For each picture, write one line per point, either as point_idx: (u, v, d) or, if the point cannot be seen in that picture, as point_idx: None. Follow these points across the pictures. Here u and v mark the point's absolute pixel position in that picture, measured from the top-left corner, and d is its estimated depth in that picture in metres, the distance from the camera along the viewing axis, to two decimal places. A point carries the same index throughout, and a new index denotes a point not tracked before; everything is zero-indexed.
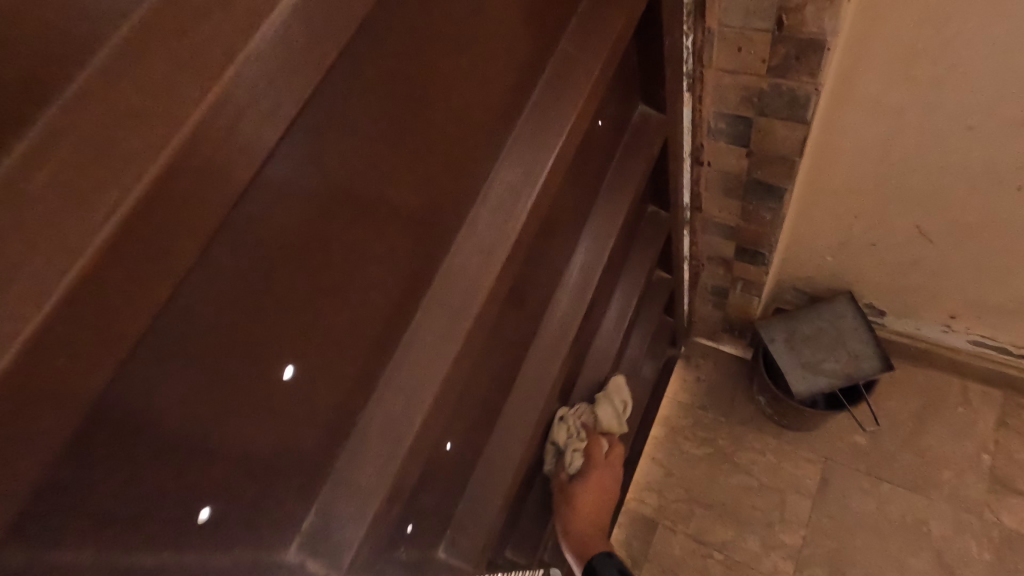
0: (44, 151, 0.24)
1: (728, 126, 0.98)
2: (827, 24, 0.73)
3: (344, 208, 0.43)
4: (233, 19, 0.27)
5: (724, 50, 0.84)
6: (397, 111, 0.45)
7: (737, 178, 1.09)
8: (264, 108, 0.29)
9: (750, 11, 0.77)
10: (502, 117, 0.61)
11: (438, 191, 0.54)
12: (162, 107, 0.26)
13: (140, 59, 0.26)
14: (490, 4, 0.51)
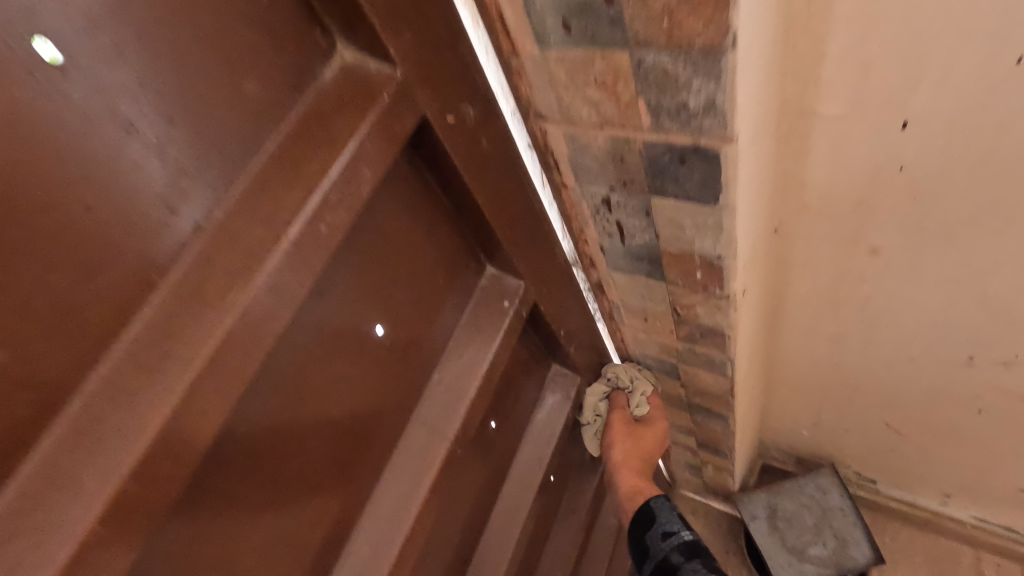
0: (126, 319, 0.31)
1: (654, 364, 0.94)
2: (720, 321, 0.70)
3: (345, 383, 0.47)
4: (273, 223, 0.35)
5: (632, 317, 0.82)
6: (360, 317, 0.47)
7: (679, 397, 1.04)
8: (270, 317, 0.35)
9: (646, 298, 0.75)
10: (450, 314, 0.59)
11: (379, 400, 0.52)
12: (206, 307, 0.33)
13: (183, 311, 0.32)
14: (419, 223, 0.51)
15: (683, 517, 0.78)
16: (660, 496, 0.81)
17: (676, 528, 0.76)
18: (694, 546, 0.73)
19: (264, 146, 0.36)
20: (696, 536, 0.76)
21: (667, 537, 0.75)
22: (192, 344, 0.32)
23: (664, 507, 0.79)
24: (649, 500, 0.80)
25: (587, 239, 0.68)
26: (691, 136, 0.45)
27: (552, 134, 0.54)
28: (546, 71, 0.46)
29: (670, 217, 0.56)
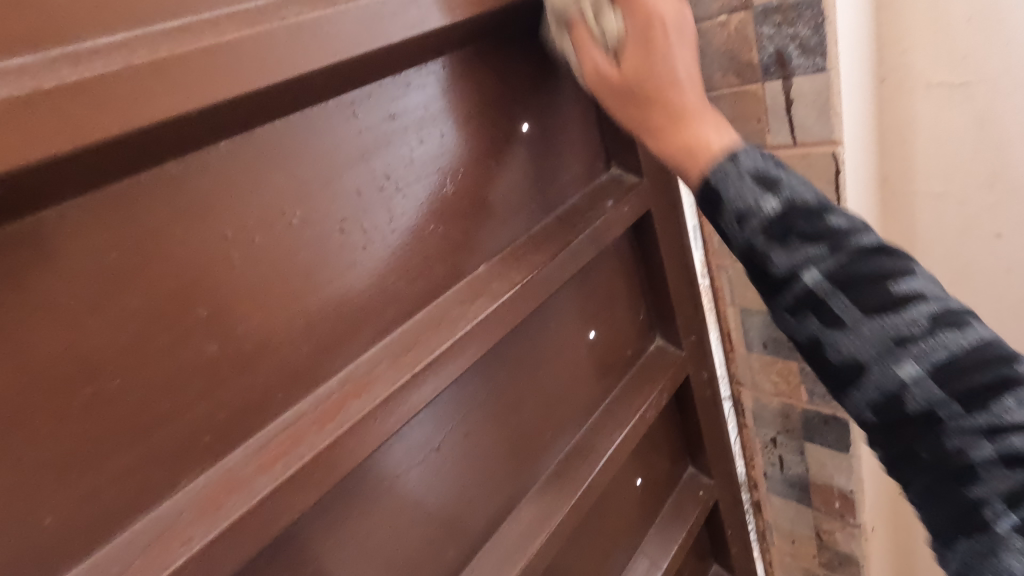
0: (532, 480, 0.71)
1: None
2: (855, 549, 0.96)
3: (597, 530, 0.83)
4: (603, 431, 0.77)
5: (781, 540, 1.09)
6: (612, 491, 0.85)
7: None
8: (602, 472, 0.74)
9: (794, 522, 1.04)
10: (652, 512, 0.94)
11: (606, 555, 0.86)
12: (569, 472, 0.73)
13: (568, 466, 0.73)
14: (650, 445, 0.91)
15: (765, 175, 0.45)
16: (742, 157, 0.47)
17: (761, 207, 0.44)
18: (784, 222, 0.44)
19: (601, 402, 0.80)
20: (790, 194, 0.44)
21: (743, 223, 0.45)
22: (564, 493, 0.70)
23: (731, 180, 0.46)
24: (709, 174, 0.47)
25: (755, 464, 1.03)
26: (832, 410, 0.84)
27: (744, 394, 0.95)
28: (749, 362, 0.90)
29: (817, 458, 0.91)
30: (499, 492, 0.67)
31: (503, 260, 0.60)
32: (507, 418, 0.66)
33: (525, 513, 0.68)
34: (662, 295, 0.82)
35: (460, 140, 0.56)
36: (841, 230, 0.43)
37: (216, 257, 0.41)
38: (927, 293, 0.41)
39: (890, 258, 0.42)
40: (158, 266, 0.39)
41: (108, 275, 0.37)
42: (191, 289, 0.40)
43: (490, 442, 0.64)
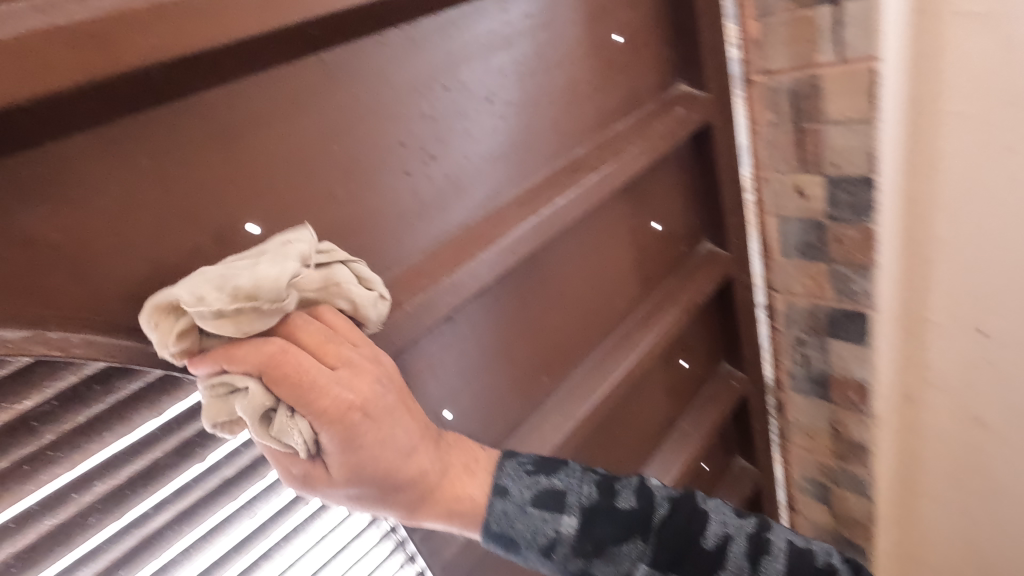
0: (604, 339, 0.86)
1: (812, 487, 1.31)
2: (866, 435, 1.12)
3: (643, 398, 1.00)
4: (659, 308, 0.92)
5: (800, 436, 1.24)
6: (658, 367, 1.01)
7: (828, 532, 1.34)
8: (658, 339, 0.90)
9: (813, 417, 1.19)
10: (689, 394, 1.10)
11: (649, 421, 1.02)
12: (632, 336, 0.88)
13: (631, 332, 0.89)
14: (692, 335, 1.06)
15: (544, 490, 0.58)
16: (509, 458, 0.60)
17: (559, 527, 0.57)
18: (590, 537, 0.57)
19: (658, 288, 0.95)
20: (577, 502, 0.58)
21: (554, 548, 0.57)
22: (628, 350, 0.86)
23: (513, 515, 0.57)
24: (490, 525, 0.56)
25: (781, 366, 1.17)
26: (856, 305, 0.97)
27: (777, 299, 1.09)
28: (784, 267, 1.04)
29: (838, 352, 1.06)
30: (579, 343, 0.82)
31: (595, 147, 0.75)
32: (586, 282, 0.81)
33: (597, 365, 0.84)
34: (713, 199, 0.96)
35: (571, 41, 0.70)
36: (631, 508, 0.59)
37: (414, 104, 0.56)
38: (730, 528, 0.60)
39: (694, 513, 0.60)
40: (381, 104, 0.53)
41: (351, 106, 0.51)
42: (398, 126, 0.55)
43: (572, 298, 0.80)
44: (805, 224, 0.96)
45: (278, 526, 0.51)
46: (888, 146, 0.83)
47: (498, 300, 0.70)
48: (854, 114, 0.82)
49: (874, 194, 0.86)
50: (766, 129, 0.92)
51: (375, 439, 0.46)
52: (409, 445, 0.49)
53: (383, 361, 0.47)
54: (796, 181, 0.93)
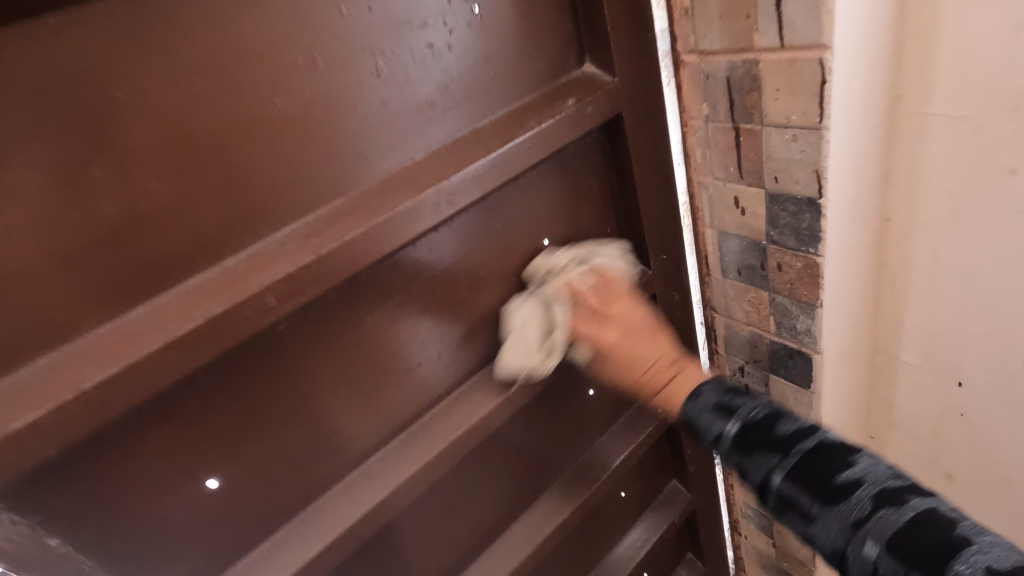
0: (469, 376, 0.73)
1: (754, 515, 1.19)
2: None
3: (538, 429, 0.87)
4: (550, 337, 0.77)
5: None
6: (560, 395, 0.88)
7: (769, 560, 1.24)
8: (541, 375, 0.76)
9: None
10: (605, 421, 0.97)
11: (548, 453, 0.90)
12: (508, 370, 0.74)
13: (507, 366, 0.75)
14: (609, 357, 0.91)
15: (723, 406, 0.68)
16: (710, 386, 0.72)
17: (721, 429, 0.67)
18: (746, 442, 0.64)
19: (555, 311, 0.79)
20: (743, 415, 0.66)
21: (717, 445, 0.67)
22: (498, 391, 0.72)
23: (698, 414, 0.70)
24: (683, 411, 0.72)
25: None
26: (798, 345, 0.81)
27: (717, 320, 0.93)
28: (723, 287, 0.87)
29: (780, 390, 0.90)
30: (431, 380, 0.69)
31: (440, 153, 0.59)
32: (440, 313, 0.67)
33: (455, 404, 0.71)
34: (632, 208, 0.78)
35: (392, 18, 0.53)
36: (789, 433, 0.63)
37: (155, 102, 0.43)
38: (867, 476, 0.57)
39: (853, 451, 0.59)
40: (83, 110, 0.41)
41: (53, 108, 0.40)
42: (135, 129, 0.43)
43: (417, 331, 0.66)
44: (744, 243, 0.78)
45: None
46: (837, 160, 0.64)
47: (295, 343, 0.56)
48: (798, 119, 0.62)
49: (819, 220, 0.67)
50: (701, 124, 0.73)
51: (629, 352, 0.74)
52: (649, 359, 0.74)
53: (635, 328, 0.74)
54: (734, 191, 0.75)
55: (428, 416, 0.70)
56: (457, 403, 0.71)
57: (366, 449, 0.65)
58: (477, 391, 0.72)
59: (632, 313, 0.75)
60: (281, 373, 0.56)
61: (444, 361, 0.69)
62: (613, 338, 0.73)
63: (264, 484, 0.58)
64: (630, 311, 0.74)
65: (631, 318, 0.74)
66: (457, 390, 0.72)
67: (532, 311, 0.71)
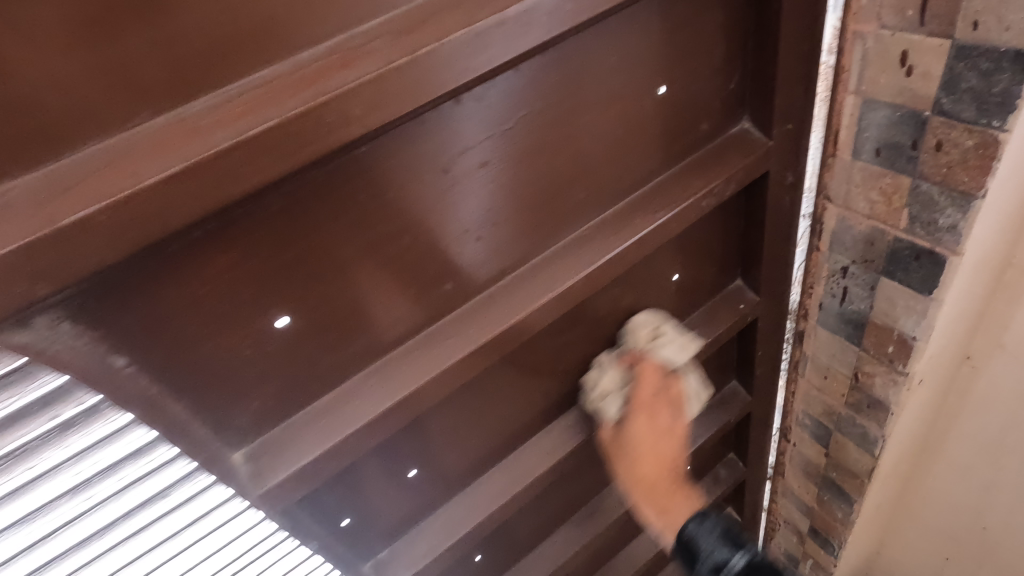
0: (557, 240, 0.64)
1: (811, 424, 1.14)
2: (892, 396, 0.91)
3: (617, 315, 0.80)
4: (650, 208, 0.67)
5: (814, 372, 1.05)
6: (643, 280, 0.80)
7: (817, 469, 1.22)
8: (637, 249, 0.67)
9: (834, 357, 0.97)
10: (682, 313, 0.89)
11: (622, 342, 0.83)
12: (601, 240, 0.66)
13: (599, 236, 0.66)
14: (698, 243, 0.82)
15: (730, 537, 0.77)
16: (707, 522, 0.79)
17: (727, 559, 0.75)
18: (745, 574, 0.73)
19: (655, 179, 0.69)
20: (749, 554, 0.75)
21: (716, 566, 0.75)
22: (589, 259, 0.64)
23: (704, 535, 0.77)
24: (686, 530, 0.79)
25: (813, 293, 0.93)
26: (932, 243, 0.70)
27: (830, 211, 0.81)
28: (849, 172, 0.74)
29: (888, 296, 0.80)
30: (515, 240, 0.61)
31: None
32: (532, 162, 0.57)
33: (538, 271, 0.63)
34: (768, 59, 0.64)
35: None
36: None
37: None
38: None
39: None
40: None
41: None
42: None
43: (506, 179, 0.56)
44: (897, 116, 0.65)
45: (103, 453, 0.44)
46: None
47: (377, 174, 0.48)
48: None
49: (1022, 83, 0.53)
50: None
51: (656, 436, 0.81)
52: (675, 424, 0.82)
53: (680, 420, 0.82)
54: (903, 44, 0.60)
55: (510, 279, 0.63)
56: (543, 269, 0.63)
57: (441, 305, 0.59)
58: (563, 259, 0.64)
59: (675, 419, 0.82)
60: (355, 207, 0.48)
61: (532, 220, 0.61)
62: (658, 412, 0.80)
63: (334, 329, 0.53)
64: (671, 416, 0.82)
65: (681, 412, 0.82)
66: (542, 254, 0.64)
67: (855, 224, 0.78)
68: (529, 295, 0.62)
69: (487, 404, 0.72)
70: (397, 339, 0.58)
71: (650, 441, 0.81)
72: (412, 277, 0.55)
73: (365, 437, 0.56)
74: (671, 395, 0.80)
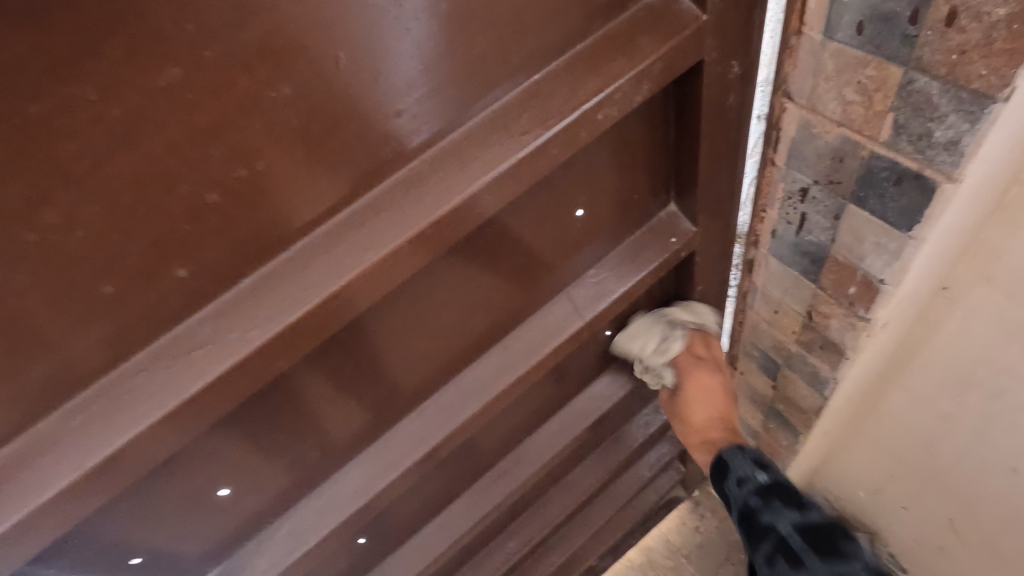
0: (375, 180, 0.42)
1: (759, 356, 1.01)
2: (847, 340, 0.76)
3: (504, 263, 0.61)
4: (522, 124, 0.45)
5: (763, 305, 0.89)
6: (539, 219, 0.59)
7: (763, 398, 1.11)
8: (503, 190, 0.46)
9: (786, 292, 0.81)
10: (596, 249, 0.70)
11: (514, 295, 0.65)
12: (446, 179, 0.44)
13: (442, 171, 0.44)
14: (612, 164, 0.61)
15: (757, 462, 0.91)
16: None
17: (750, 475, 0.90)
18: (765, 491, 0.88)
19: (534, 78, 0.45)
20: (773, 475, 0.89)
21: (742, 484, 0.90)
22: (423, 207, 0.43)
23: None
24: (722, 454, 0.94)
25: (765, 216, 0.74)
26: (920, 164, 0.50)
27: (790, 113, 0.59)
28: (817, 58, 0.52)
29: (853, 229, 0.62)
30: (283, 194, 0.38)
31: None
32: (276, 67, 0.33)
33: (336, 236, 0.42)
34: None
35: None
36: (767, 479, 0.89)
37: None
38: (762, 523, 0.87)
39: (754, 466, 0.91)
40: None
41: None
42: None
43: (226, 102, 0.33)
44: None
45: None
46: None
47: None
48: None
49: None
50: None
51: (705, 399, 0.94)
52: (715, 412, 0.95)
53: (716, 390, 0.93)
54: None
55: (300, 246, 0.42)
56: (356, 228, 0.42)
57: (172, 306, 0.38)
58: (378, 212, 0.43)
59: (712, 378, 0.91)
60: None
61: (317, 155, 0.38)
62: (714, 384, 0.92)
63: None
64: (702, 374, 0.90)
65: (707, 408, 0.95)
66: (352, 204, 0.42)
67: (815, 135, 0.58)
68: (335, 271, 0.42)
69: (328, 395, 0.56)
70: (104, 361, 0.38)
71: (714, 399, 0.94)
72: (101, 268, 0.34)
73: (73, 501, 0.39)
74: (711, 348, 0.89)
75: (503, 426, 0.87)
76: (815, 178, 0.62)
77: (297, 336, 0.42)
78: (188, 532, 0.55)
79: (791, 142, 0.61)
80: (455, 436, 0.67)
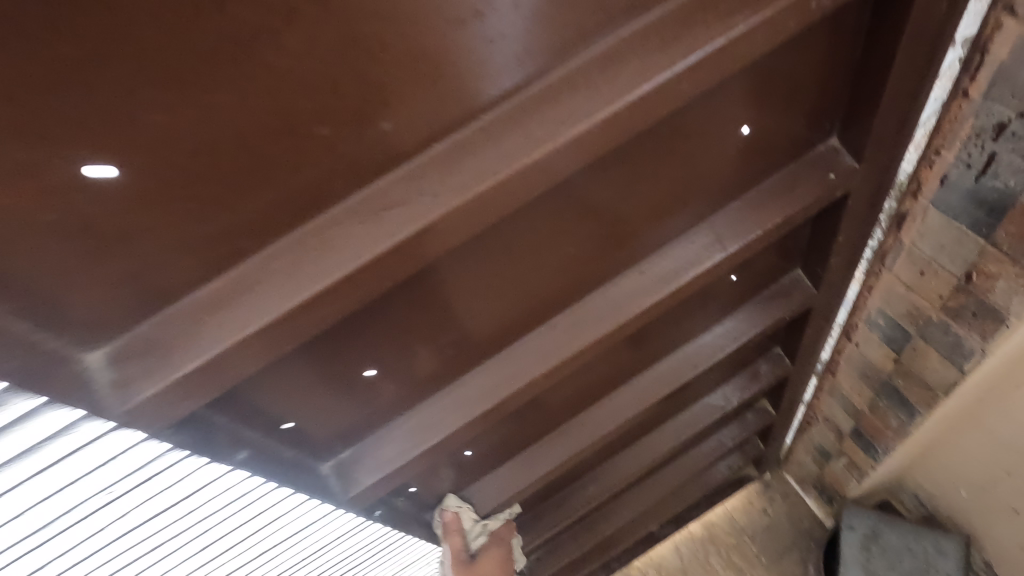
0: (572, 56, 0.41)
1: (885, 325, 0.94)
2: (1015, 306, 0.69)
3: (658, 182, 0.57)
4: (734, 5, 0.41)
5: (907, 265, 0.82)
6: (703, 135, 0.56)
7: (877, 373, 1.04)
8: (701, 82, 0.42)
9: (943, 250, 0.74)
10: (745, 181, 0.66)
11: (657, 219, 0.62)
12: (644, 63, 0.41)
13: (641, 51, 0.41)
14: (789, 82, 0.56)
15: None
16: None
17: None
18: None
19: None
20: None
21: None
22: (618, 88, 0.41)
23: None
24: None
25: (937, 161, 0.67)
26: None
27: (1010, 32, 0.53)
28: None
29: None
30: (495, 52, 0.37)
31: None
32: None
33: (527, 111, 0.41)
34: None
35: None
36: None
37: None
38: None
39: None
40: None
41: None
42: None
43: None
44: None
45: None
46: None
47: None
48: None
49: None
50: None
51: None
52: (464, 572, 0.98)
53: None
54: None
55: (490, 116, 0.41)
56: (546, 105, 0.41)
57: (371, 161, 0.39)
58: (571, 89, 0.41)
59: (492, 556, 1.03)
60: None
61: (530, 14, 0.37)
62: None
63: (191, 183, 0.35)
64: (486, 554, 1.03)
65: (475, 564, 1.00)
66: (546, 79, 0.41)
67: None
68: (524, 146, 0.40)
69: (470, 295, 0.56)
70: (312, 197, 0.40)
71: None
72: (322, 109, 0.35)
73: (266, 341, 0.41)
74: (501, 537, 1.07)
75: (607, 363, 0.85)
76: (1023, 110, 0.55)
77: (476, 209, 0.41)
78: (327, 410, 0.58)
79: (1000, 66, 0.55)
80: (577, 357, 0.66)
